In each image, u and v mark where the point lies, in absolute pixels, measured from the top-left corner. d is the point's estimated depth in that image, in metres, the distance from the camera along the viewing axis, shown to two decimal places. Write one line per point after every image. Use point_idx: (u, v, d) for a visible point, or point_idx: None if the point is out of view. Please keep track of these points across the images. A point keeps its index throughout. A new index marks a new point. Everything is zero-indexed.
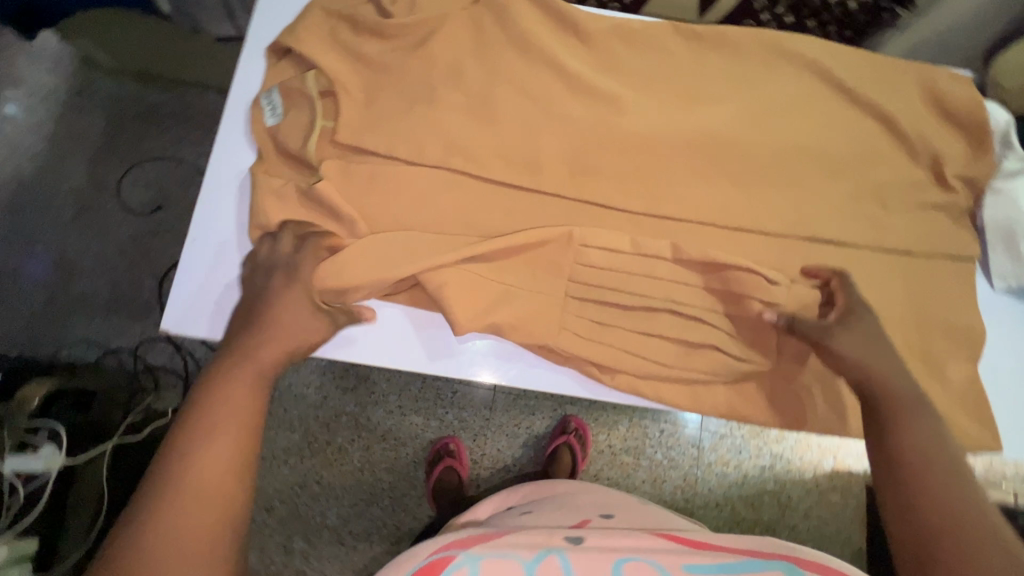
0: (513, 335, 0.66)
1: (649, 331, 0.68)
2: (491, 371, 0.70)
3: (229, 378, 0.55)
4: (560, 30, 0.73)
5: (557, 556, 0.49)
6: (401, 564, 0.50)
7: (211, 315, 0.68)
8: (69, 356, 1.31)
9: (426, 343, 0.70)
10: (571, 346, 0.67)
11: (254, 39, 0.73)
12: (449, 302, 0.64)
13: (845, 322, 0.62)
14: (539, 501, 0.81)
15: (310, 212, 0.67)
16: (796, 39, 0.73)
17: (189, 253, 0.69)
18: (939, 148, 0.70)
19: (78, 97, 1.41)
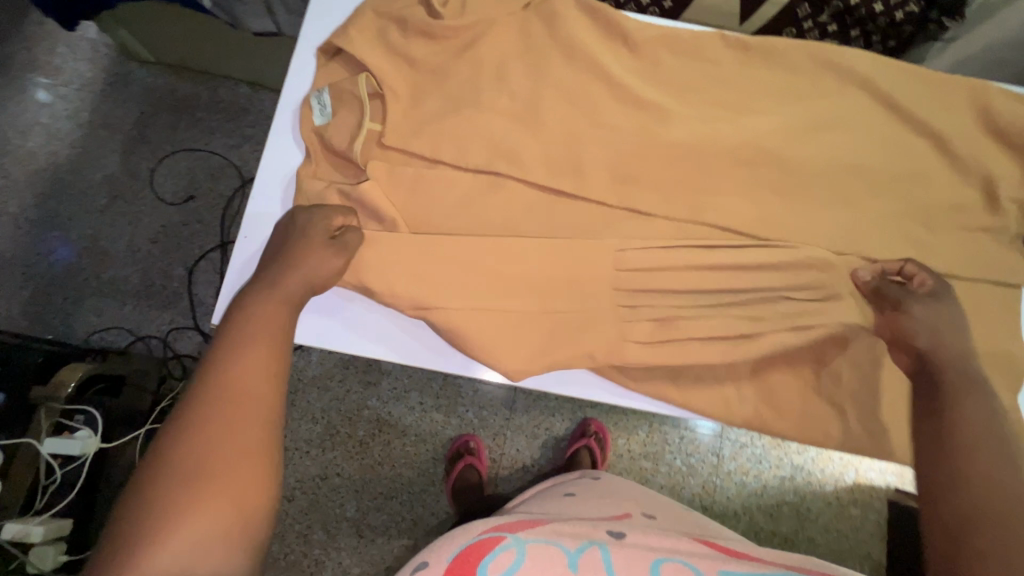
0: (547, 341, 0.66)
1: (694, 338, 0.67)
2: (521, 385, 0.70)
3: None
4: (608, 36, 0.72)
5: (598, 549, 0.52)
6: (456, 538, 0.56)
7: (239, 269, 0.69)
8: (100, 341, 1.34)
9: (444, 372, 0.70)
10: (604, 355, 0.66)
11: (305, 42, 0.74)
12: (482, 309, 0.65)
13: (921, 297, 0.61)
14: (582, 484, 0.85)
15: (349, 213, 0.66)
16: (850, 52, 0.70)
17: (241, 251, 0.69)
18: (993, 169, 0.68)
19: (114, 87, 1.43)
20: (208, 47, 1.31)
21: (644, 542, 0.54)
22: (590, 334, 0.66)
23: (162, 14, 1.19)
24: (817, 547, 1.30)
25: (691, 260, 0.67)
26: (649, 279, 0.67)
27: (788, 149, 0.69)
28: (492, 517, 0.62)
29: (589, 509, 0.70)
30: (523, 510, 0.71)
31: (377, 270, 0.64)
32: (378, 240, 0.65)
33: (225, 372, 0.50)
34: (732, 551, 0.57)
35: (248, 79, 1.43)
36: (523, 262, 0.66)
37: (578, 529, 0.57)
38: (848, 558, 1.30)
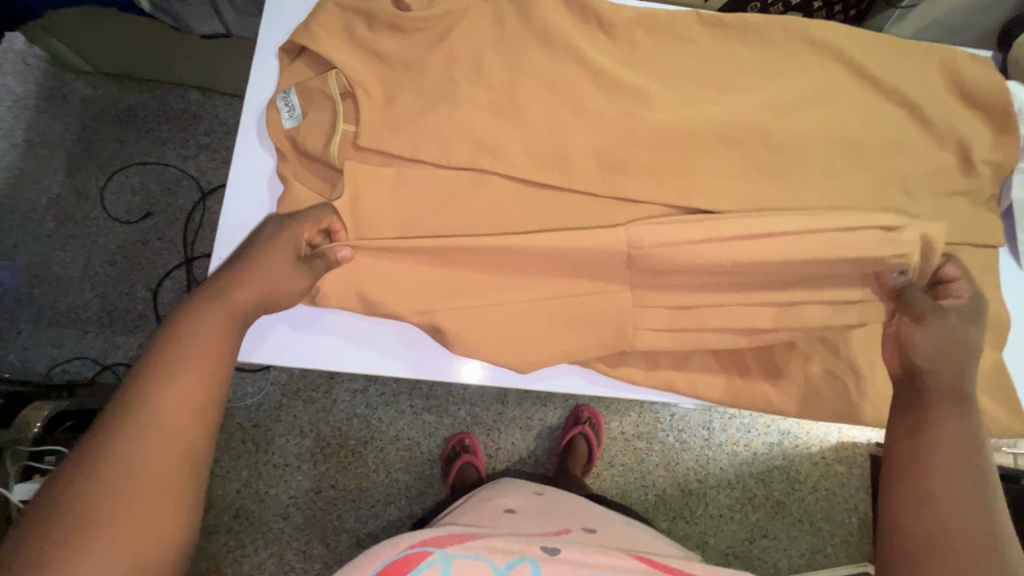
0: (534, 337, 0.64)
1: (709, 328, 0.63)
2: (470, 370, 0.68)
3: None
4: (583, 22, 0.69)
5: (529, 564, 0.55)
6: (385, 552, 0.57)
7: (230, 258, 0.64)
8: (63, 373, 1.26)
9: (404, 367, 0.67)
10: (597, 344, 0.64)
11: (265, 42, 0.69)
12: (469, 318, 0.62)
13: (945, 314, 0.55)
14: (522, 494, 0.87)
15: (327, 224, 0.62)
16: (821, 27, 0.70)
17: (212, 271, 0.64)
18: (964, 133, 0.68)
19: (51, 101, 1.33)
20: (151, 51, 1.23)
21: (575, 556, 0.57)
22: (585, 327, 0.63)
23: (98, 20, 1.11)
24: (807, 507, 1.35)
25: (706, 233, 0.59)
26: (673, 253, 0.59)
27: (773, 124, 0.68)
28: (422, 530, 0.64)
29: (531, 525, 0.72)
30: (463, 524, 0.73)
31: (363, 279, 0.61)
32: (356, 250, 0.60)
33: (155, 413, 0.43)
34: (669, 571, 0.59)
35: (198, 84, 1.35)
36: (511, 259, 0.63)
37: (512, 545, 0.59)
38: (837, 512, 1.35)
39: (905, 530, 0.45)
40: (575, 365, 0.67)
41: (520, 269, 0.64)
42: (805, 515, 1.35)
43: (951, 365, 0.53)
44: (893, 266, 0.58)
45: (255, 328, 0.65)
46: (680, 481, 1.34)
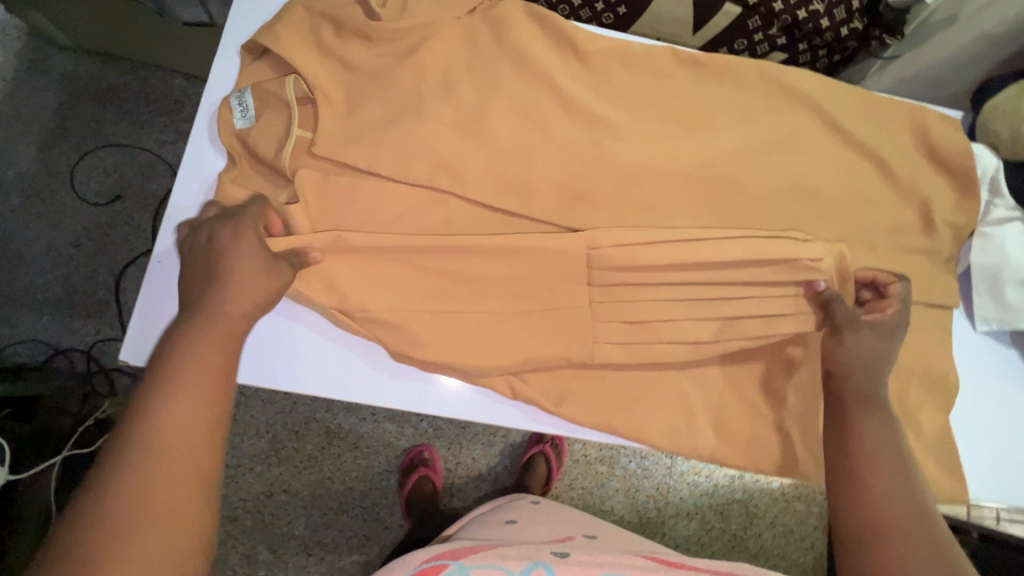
0: (467, 369, 0.59)
1: (661, 342, 0.62)
2: (460, 401, 0.62)
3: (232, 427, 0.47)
4: (558, 49, 0.67)
5: (544, 570, 0.51)
6: (398, 569, 0.54)
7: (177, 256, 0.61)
8: (14, 355, 1.21)
9: (386, 393, 0.61)
10: (539, 379, 0.61)
11: (229, 38, 0.65)
12: (411, 341, 0.59)
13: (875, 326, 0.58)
14: (521, 510, 0.84)
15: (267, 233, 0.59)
16: (799, 74, 0.68)
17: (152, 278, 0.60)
18: (927, 192, 0.67)
19: (28, 74, 1.29)
20: (133, 30, 1.20)
21: (589, 560, 0.55)
22: (525, 356, 0.60)
23: None
24: (764, 542, 1.34)
25: (663, 256, 0.61)
26: (631, 276, 0.62)
27: (742, 167, 0.66)
28: (435, 546, 0.61)
29: (535, 534, 0.70)
30: (464, 538, 0.70)
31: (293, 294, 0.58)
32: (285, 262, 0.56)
33: (168, 416, 0.43)
34: (674, 566, 0.59)
35: (182, 70, 1.32)
36: (461, 282, 0.61)
37: (523, 552, 0.56)
38: (792, 549, 1.35)
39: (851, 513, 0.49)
40: (480, 388, 0.62)
41: (467, 298, 0.61)
42: (761, 551, 1.34)
43: (870, 368, 0.56)
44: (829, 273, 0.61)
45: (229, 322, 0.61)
46: (639, 508, 1.32)
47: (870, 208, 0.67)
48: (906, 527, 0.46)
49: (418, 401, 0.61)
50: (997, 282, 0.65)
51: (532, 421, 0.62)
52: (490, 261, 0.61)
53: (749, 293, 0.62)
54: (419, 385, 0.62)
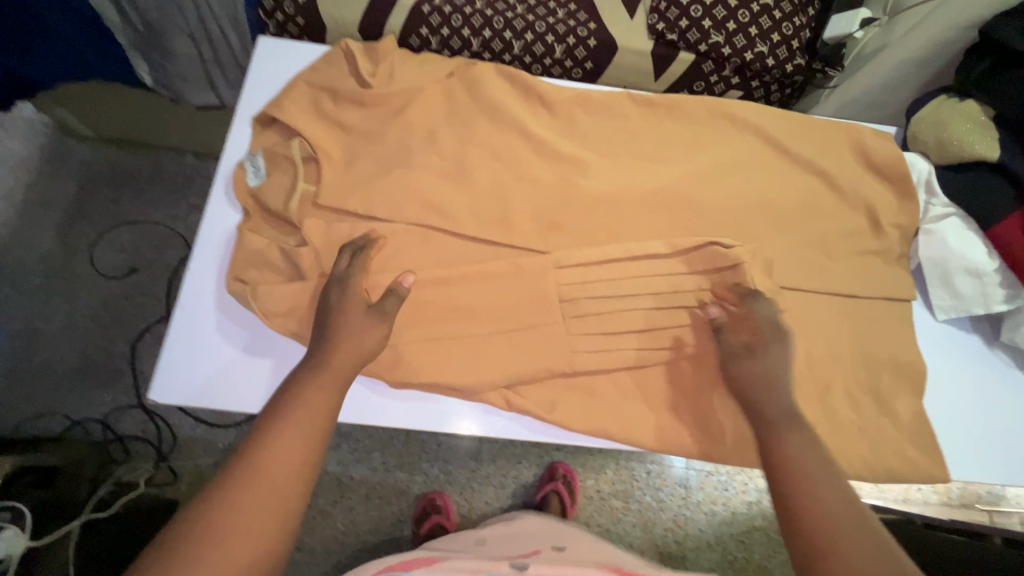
0: (465, 387, 0.64)
1: (639, 348, 0.67)
2: (474, 423, 0.66)
3: (292, 436, 0.52)
4: (528, 100, 0.76)
5: None
6: None
7: (205, 304, 0.66)
8: (32, 429, 1.26)
9: (409, 414, 0.65)
10: (531, 392, 0.66)
11: (241, 112, 0.74)
12: (411, 363, 0.64)
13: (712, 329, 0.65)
14: (500, 534, 0.87)
15: (279, 277, 0.66)
16: (742, 106, 0.77)
17: (222, 357, 0.64)
18: (871, 197, 0.74)
19: (51, 163, 1.41)
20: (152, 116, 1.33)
21: None
22: (515, 370, 0.65)
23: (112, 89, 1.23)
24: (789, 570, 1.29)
25: (627, 271, 0.69)
26: (608, 292, 0.68)
27: (699, 189, 0.73)
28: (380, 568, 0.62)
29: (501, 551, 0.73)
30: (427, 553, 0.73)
31: (301, 329, 0.63)
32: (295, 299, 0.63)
33: (279, 442, 0.51)
34: None
35: (192, 148, 1.44)
36: (454, 309, 0.67)
37: None
38: None
39: (794, 524, 0.50)
40: (480, 404, 0.66)
41: (460, 322, 0.66)
42: None
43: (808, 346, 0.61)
44: (765, 278, 0.68)
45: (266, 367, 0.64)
46: (658, 543, 1.27)
47: (821, 216, 0.74)
48: (865, 543, 0.47)
49: (436, 420, 0.66)
50: (947, 273, 0.70)
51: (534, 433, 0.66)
52: (479, 286, 0.68)
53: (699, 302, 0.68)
54: (445, 409, 0.66)
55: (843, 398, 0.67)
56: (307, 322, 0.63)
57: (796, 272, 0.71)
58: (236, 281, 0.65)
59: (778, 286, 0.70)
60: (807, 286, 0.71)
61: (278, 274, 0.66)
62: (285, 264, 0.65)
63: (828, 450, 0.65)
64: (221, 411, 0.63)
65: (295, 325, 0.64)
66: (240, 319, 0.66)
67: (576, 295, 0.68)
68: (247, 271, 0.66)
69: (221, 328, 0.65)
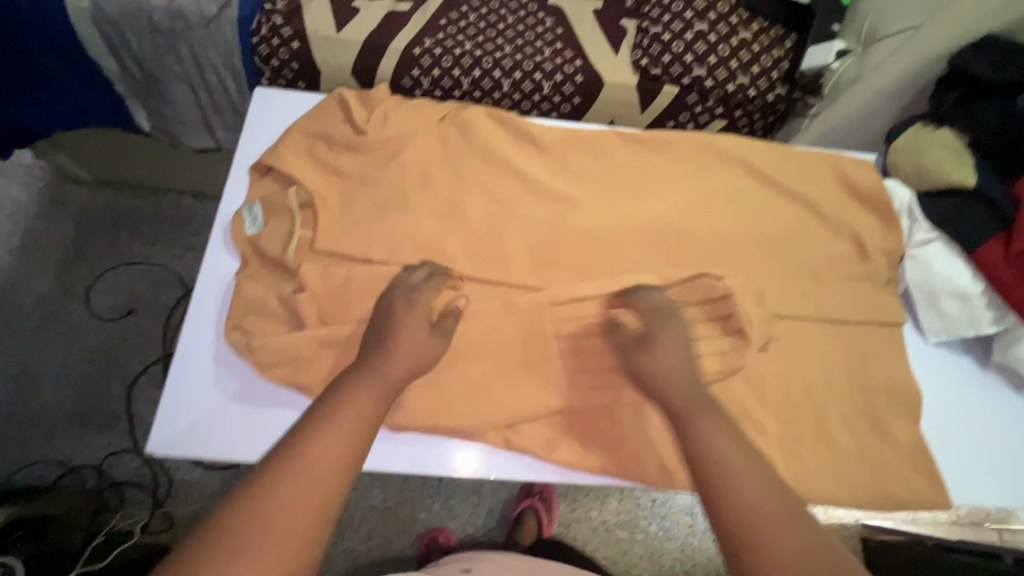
0: (464, 428, 0.64)
1: None
2: (474, 465, 0.65)
3: (349, 409, 0.51)
4: (518, 141, 0.78)
5: None
6: None
7: (202, 353, 0.66)
8: (27, 476, 1.24)
9: (408, 457, 0.65)
10: (531, 430, 0.66)
11: (239, 162, 0.76)
12: (409, 406, 0.64)
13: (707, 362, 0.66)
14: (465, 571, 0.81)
15: (277, 324, 0.67)
16: (726, 140, 0.79)
17: (218, 407, 0.64)
18: (855, 225, 0.76)
19: (50, 208, 1.43)
20: (149, 158, 1.36)
21: None
22: (514, 409, 0.65)
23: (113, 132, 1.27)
24: None
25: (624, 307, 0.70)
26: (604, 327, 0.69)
27: (688, 223, 0.75)
28: None
29: None
30: None
31: (300, 375, 0.64)
32: (293, 346, 0.64)
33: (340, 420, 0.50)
34: None
35: (189, 188, 1.46)
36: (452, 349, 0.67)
37: None
38: None
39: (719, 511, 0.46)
40: (480, 445, 0.66)
41: (458, 362, 0.67)
42: None
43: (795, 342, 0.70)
44: (758, 307, 0.69)
45: (262, 417, 0.64)
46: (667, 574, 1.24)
47: (809, 245, 0.76)
48: (781, 520, 0.44)
49: (436, 461, 0.65)
50: (934, 296, 0.72)
51: (533, 471, 0.66)
52: (476, 326, 0.68)
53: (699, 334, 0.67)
54: (444, 449, 0.66)
55: (842, 426, 0.67)
56: (306, 369, 0.64)
57: (788, 301, 0.72)
58: (235, 329, 0.66)
59: (770, 314, 0.71)
60: (798, 315, 0.72)
61: (276, 321, 0.67)
62: (283, 312, 0.66)
63: (829, 479, 0.65)
64: (214, 464, 0.62)
65: (294, 372, 0.64)
66: (238, 368, 0.66)
67: (572, 331, 0.68)
68: (245, 319, 0.66)
69: (219, 377, 0.65)
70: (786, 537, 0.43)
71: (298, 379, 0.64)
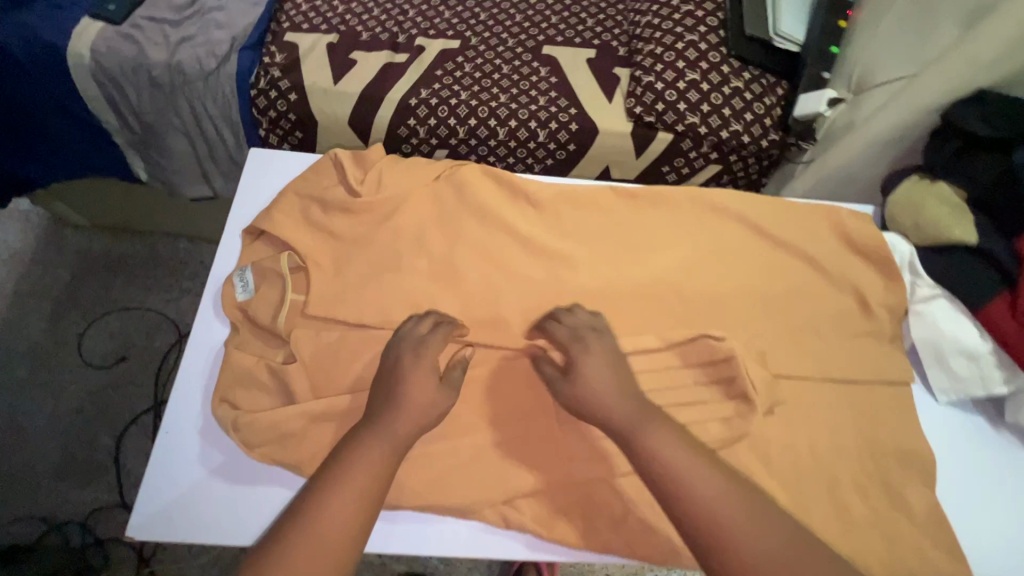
0: (460, 503, 0.61)
1: None
2: (467, 546, 0.62)
3: (357, 451, 0.54)
4: (513, 198, 0.78)
5: None
6: None
7: (188, 426, 0.64)
8: (9, 534, 1.19)
9: (398, 538, 0.62)
10: (530, 504, 0.63)
11: (234, 225, 0.75)
12: (402, 481, 0.61)
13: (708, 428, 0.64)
14: None
15: (267, 395, 0.65)
16: (723, 194, 0.79)
17: (203, 484, 0.61)
18: (858, 280, 0.75)
19: (46, 255, 1.43)
20: (145, 204, 1.36)
21: None
22: (512, 482, 0.62)
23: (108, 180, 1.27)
24: None
25: None
26: None
27: (687, 280, 0.74)
28: None
29: None
30: None
31: (289, 449, 0.61)
32: (282, 420, 0.61)
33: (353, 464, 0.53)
34: None
35: (186, 233, 1.45)
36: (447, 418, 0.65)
37: None
38: None
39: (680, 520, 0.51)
40: (473, 522, 0.63)
41: (453, 433, 0.64)
42: None
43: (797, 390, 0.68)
44: (761, 369, 0.68)
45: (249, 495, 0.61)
46: None
47: (811, 300, 0.74)
48: (737, 536, 0.49)
49: (427, 542, 0.62)
50: (941, 354, 0.70)
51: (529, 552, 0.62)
52: (471, 393, 0.66)
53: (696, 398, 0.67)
54: (435, 529, 0.63)
55: (855, 494, 0.64)
56: (295, 443, 0.61)
57: (793, 361, 0.70)
58: (223, 401, 0.64)
59: (773, 375, 0.69)
60: (804, 375, 0.70)
61: (265, 392, 0.65)
62: (274, 383, 0.65)
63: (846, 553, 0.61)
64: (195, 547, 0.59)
65: (282, 447, 0.61)
66: (224, 442, 0.63)
67: None
68: (233, 390, 0.64)
69: (205, 451, 0.63)
70: (746, 553, 0.48)
71: (287, 454, 0.61)
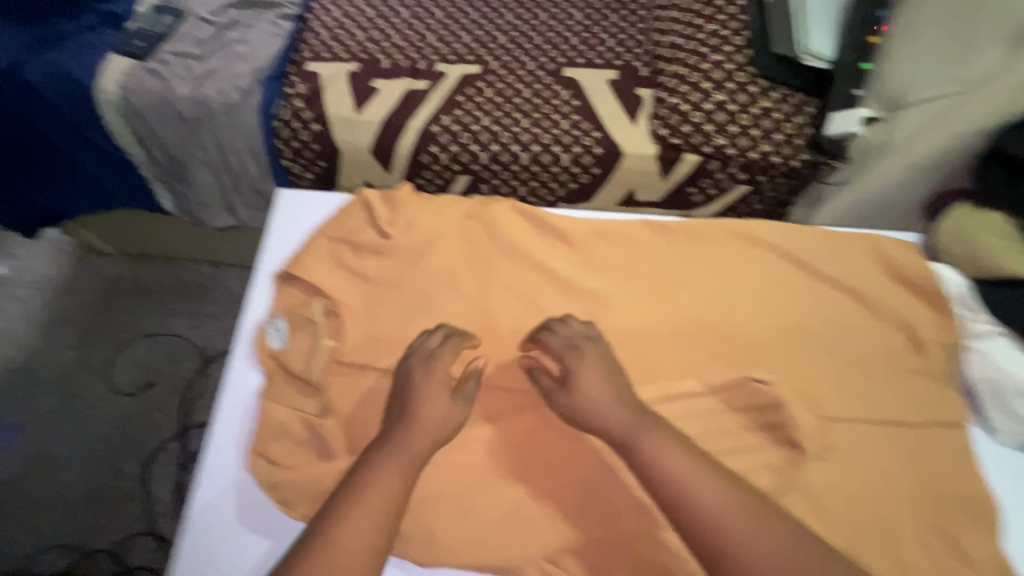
0: (500, 558, 0.60)
1: None
2: None
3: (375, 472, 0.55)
4: (544, 235, 0.76)
5: None
6: None
7: (225, 478, 0.63)
8: (42, 562, 1.19)
9: None
10: (572, 557, 0.61)
11: (265, 269, 0.74)
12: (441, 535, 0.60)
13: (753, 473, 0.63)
14: None
15: (303, 447, 0.64)
16: (761, 225, 0.77)
17: (241, 539, 0.60)
18: (906, 314, 0.72)
19: (75, 282, 1.45)
20: (171, 232, 1.37)
21: None
22: (552, 535, 0.61)
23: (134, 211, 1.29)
24: None
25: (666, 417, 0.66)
26: None
27: (727, 317, 0.71)
28: None
29: None
30: None
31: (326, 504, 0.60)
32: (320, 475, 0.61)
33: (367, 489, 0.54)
34: None
35: (210, 258, 1.46)
36: (485, 468, 0.64)
37: None
38: None
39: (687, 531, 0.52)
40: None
41: (491, 483, 0.63)
42: None
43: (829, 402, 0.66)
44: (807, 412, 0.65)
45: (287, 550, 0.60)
46: None
47: (857, 336, 0.71)
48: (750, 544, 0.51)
49: None
50: (1001, 396, 0.66)
51: None
52: (509, 441, 0.65)
53: (745, 442, 0.65)
54: None
55: (915, 546, 0.61)
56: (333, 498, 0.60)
57: (841, 402, 0.67)
58: (259, 452, 0.63)
59: (821, 418, 0.66)
60: (852, 417, 0.67)
61: (302, 443, 0.64)
62: (310, 434, 0.64)
63: None
64: None
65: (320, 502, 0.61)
66: (261, 495, 0.62)
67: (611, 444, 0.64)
68: (269, 442, 0.63)
69: (242, 504, 0.62)
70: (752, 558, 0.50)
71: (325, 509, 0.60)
